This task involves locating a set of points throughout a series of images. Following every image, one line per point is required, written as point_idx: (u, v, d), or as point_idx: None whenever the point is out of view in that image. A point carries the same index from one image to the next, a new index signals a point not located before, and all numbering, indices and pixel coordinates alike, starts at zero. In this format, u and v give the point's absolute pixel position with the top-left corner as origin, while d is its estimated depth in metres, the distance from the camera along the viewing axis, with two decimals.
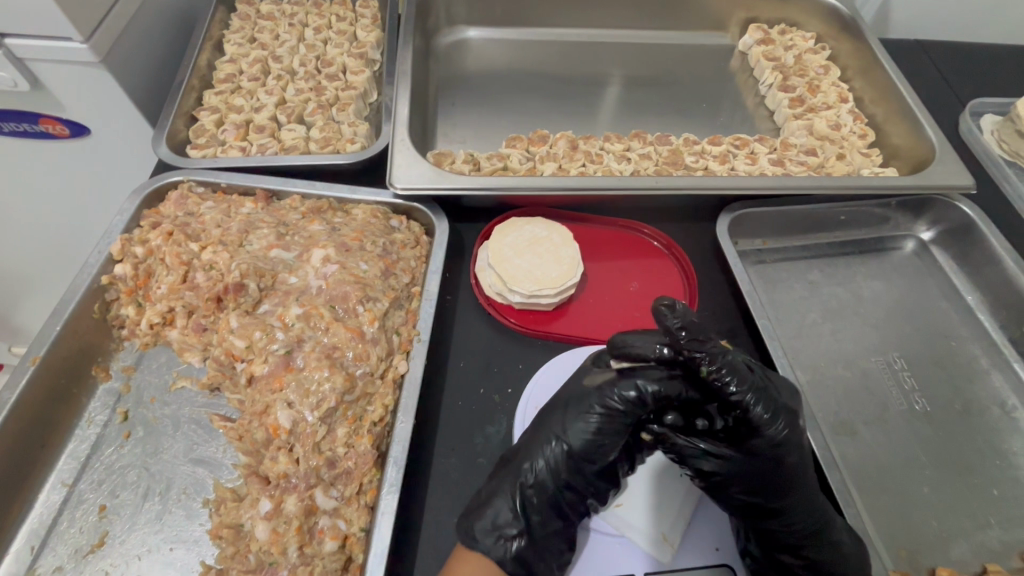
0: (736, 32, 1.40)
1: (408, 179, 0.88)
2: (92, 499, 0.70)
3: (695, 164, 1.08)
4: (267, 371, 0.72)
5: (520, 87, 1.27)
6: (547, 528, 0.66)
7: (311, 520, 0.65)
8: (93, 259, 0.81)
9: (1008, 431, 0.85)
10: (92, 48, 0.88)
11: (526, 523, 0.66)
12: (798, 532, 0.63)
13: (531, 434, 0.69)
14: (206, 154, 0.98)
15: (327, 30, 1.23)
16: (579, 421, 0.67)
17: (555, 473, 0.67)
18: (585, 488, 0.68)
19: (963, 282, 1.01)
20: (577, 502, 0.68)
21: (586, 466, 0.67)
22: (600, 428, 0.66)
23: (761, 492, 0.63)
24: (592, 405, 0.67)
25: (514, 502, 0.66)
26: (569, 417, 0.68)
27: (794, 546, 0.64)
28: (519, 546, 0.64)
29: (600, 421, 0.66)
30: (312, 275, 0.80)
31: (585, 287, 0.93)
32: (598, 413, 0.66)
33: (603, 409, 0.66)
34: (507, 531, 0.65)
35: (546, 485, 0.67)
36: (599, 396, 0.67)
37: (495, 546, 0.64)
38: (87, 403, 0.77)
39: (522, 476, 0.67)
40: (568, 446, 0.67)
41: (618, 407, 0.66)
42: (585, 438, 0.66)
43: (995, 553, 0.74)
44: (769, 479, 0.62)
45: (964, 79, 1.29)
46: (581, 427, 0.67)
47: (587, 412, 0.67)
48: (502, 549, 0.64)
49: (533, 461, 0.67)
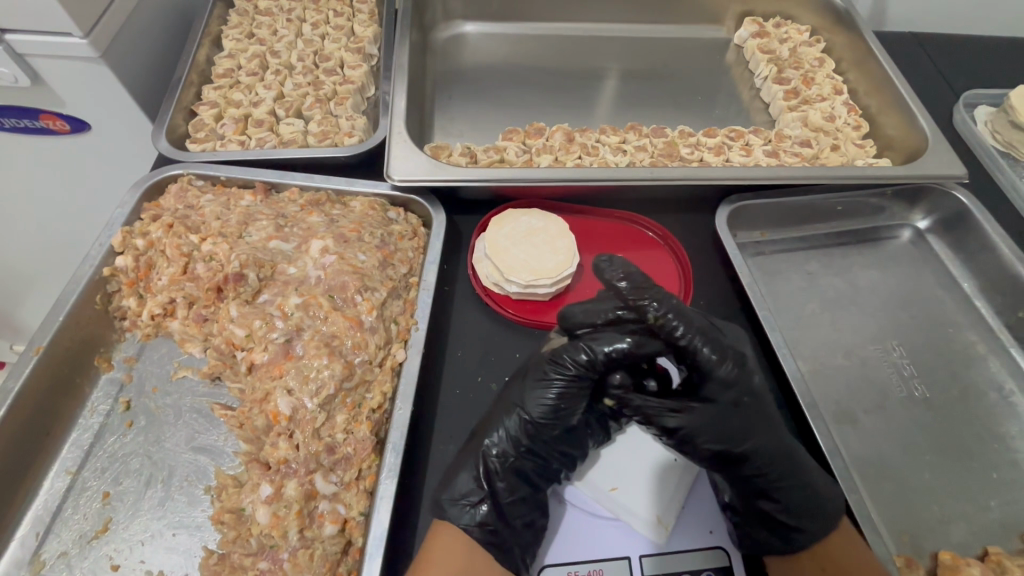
0: (732, 26, 1.41)
1: (405, 171, 0.89)
2: (96, 486, 0.71)
3: (690, 156, 1.09)
4: (267, 359, 0.73)
5: (518, 80, 1.28)
6: (513, 494, 0.68)
7: (311, 504, 0.66)
8: (94, 252, 0.82)
9: (1005, 415, 0.86)
10: (91, 44, 0.89)
11: (490, 490, 0.67)
12: (771, 475, 0.67)
13: (496, 406, 0.73)
14: (206, 148, 0.99)
15: (325, 25, 1.23)
16: (537, 387, 0.70)
17: (517, 439, 0.70)
18: (548, 454, 0.70)
19: (960, 270, 1.02)
20: (541, 468, 0.70)
21: (546, 430, 0.70)
22: (557, 394, 0.69)
23: (725, 440, 0.65)
24: (548, 373, 0.70)
25: (478, 471, 0.68)
26: (529, 384, 0.71)
27: (763, 490, 0.67)
28: (484, 512, 0.66)
29: (559, 388, 0.70)
30: (310, 265, 0.80)
31: (581, 277, 0.94)
32: (555, 380, 0.70)
33: (563, 375, 0.70)
34: (472, 499, 0.67)
35: (509, 451, 0.69)
36: (553, 364, 0.70)
37: (461, 514, 0.66)
38: (90, 393, 0.78)
39: (487, 446, 0.69)
40: (528, 413, 0.70)
41: (573, 372, 0.69)
42: (544, 405, 0.69)
43: (995, 536, 0.75)
44: (726, 426, 0.66)
45: (959, 70, 1.30)
46: (537, 393, 0.70)
47: (543, 380, 0.70)
48: (469, 517, 0.66)
49: (496, 429, 0.70)
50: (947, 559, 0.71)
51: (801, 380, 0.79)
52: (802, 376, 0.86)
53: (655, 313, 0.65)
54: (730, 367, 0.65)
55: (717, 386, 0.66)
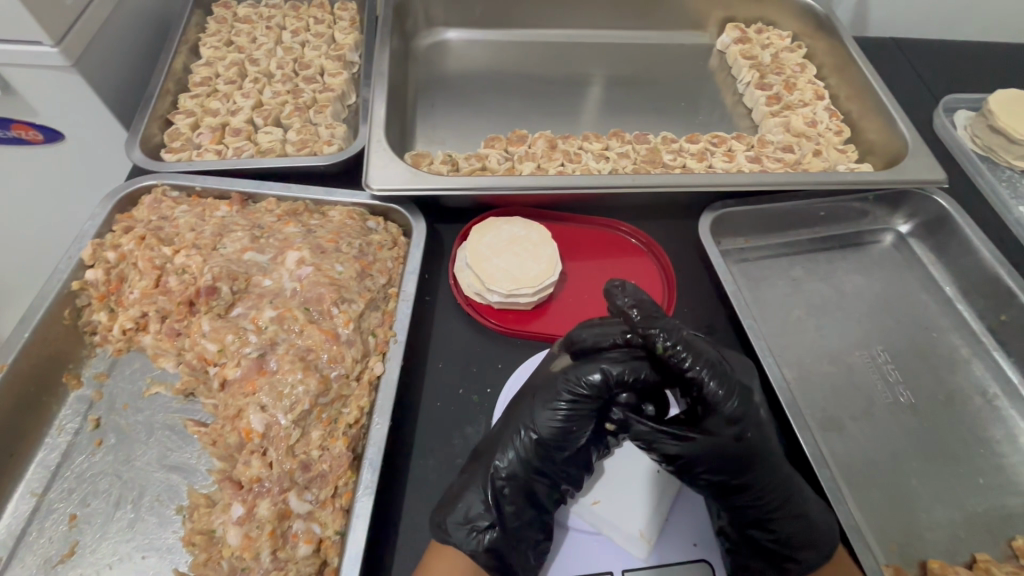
0: (715, 32, 1.41)
1: (385, 180, 0.88)
2: (62, 508, 0.69)
3: (673, 162, 1.08)
4: (240, 374, 0.71)
5: (501, 88, 1.28)
6: (522, 518, 0.66)
7: (284, 524, 0.64)
8: (63, 265, 0.80)
9: (989, 419, 0.86)
10: (62, 53, 0.87)
11: (498, 514, 0.65)
12: (765, 506, 0.65)
13: (502, 423, 0.71)
14: (181, 158, 0.97)
15: (305, 33, 1.22)
16: (546, 408, 0.68)
17: (527, 461, 0.68)
18: (557, 473, 0.68)
19: (942, 273, 1.02)
20: (552, 488, 0.68)
21: (559, 452, 0.68)
22: (565, 415, 0.68)
23: (725, 470, 0.64)
24: (557, 391, 0.68)
25: (486, 494, 0.66)
26: (537, 405, 0.69)
27: (758, 519, 0.66)
28: (492, 537, 0.64)
29: (566, 408, 0.68)
30: (286, 277, 0.79)
31: (564, 286, 0.93)
32: (564, 399, 0.68)
33: (571, 390, 0.68)
34: (479, 524, 0.65)
35: (519, 472, 0.67)
36: (564, 377, 0.69)
37: (467, 539, 0.64)
38: (58, 411, 0.76)
39: (496, 468, 0.67)
40: (536, 432, 0.68)
41: (584, 394, 0.68)
42: (553, 426, 0.68)
43: (983, 541, 0.75)
44: (729, 458, 0.63)
45: (939, 75, 1.31)
46: (546, 413, 0.68)
47: (553, 400, 0.68)
48: (475, 542, 0.64)
49: (505, 452, 0.68)
50: (935, 566, 0.70)
51: (786, 389, 0.79)
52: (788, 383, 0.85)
53: (663, 342, 0.65)
54: (736, 403, 0.63)
55: (719, 422, 0.63)
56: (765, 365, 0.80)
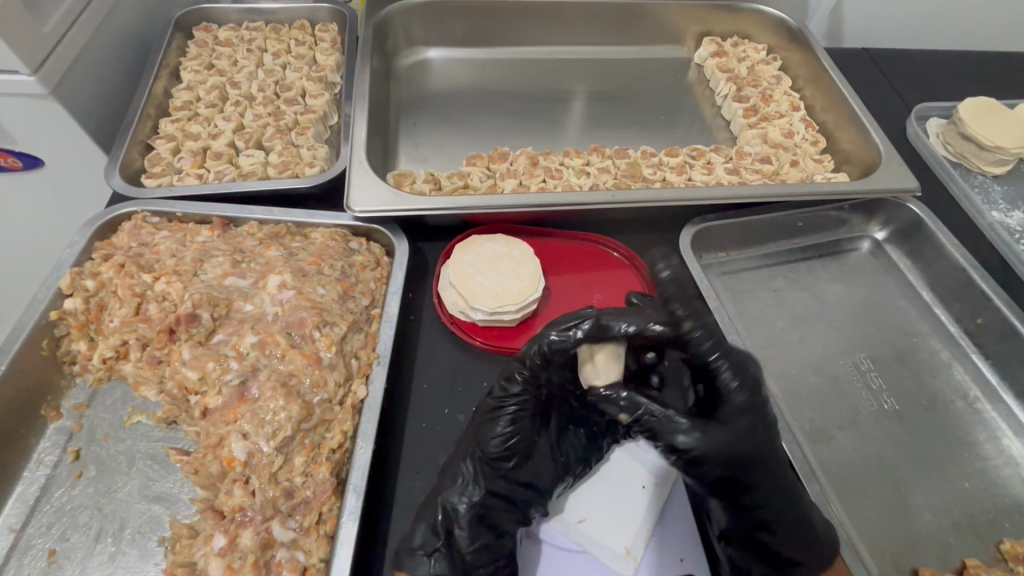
0: (692, 45, 1.43)
1: (366, 202, 0.88)
2: (41, 543, 0.68)
3: (653, 176, 1.10)
4: (221, 403, 0.70)
5: (483, 105, 1.29)
6: (475, 543, 0.64)
7: (267, 553, 0.63)
8: (41, 294, 0.79)
9: (971, 422, 0.87)
10: (40, 81, 0.87)
11: (448, 539, 0.64)
12: (772, 509, 0.64)
13: (455, 449, 0.71)
14: (162, 183, 0.97)
15: (286, 55, 1.22)
16: (487, 423, 0.68)
17: (477, 481, 0.66)
18: (511, 489, 0.68)
19: (919, 278, 1.04)
20: (508, 511, 0.67)
21: (506, 464, 0.68)
22: (508, 424, 0.68)
23: (735, 466, 0.63)
24: (498, 403, 0.68)
25: (436, 520, 0.65)
26: (479, 422, 0.69)
27: (762, 522, 0.65)
28: (440, 564, 0.62)
29: (510, 416, 0.68)
30: (268, 301, 0.79)
31: (548, 301, 0.93)
32: (506, 410, 0.68)
33: (514, 401, 0.68)
34: (428, 549, 0.64)
35: (469, 496, 0.66)
36: (498, 393, 0.69)
37: (417, 566, 0.63)
38: (36, 443, 0.75)
39: (447, 494, 0.66)
40: (483, 451, 0.67)
41: (523, 397, 0.68)
42: (496, 438, 0.67)
43: (972, 545, 0.76)
44: (742, 450, 0.63)
45: (911, 84, 1.34)
46: (488, 428, 0.68)
47: (495, 413, 0.68)
48: (425, 567, 0.62)
49: (456, 478, 0.67)
50: None
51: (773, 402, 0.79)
52: (774, 397, 0.86)
53: (691, 322, 0.68)
54: (747, 395, 0.66)
55: (734, 410, 0.66)
56: None
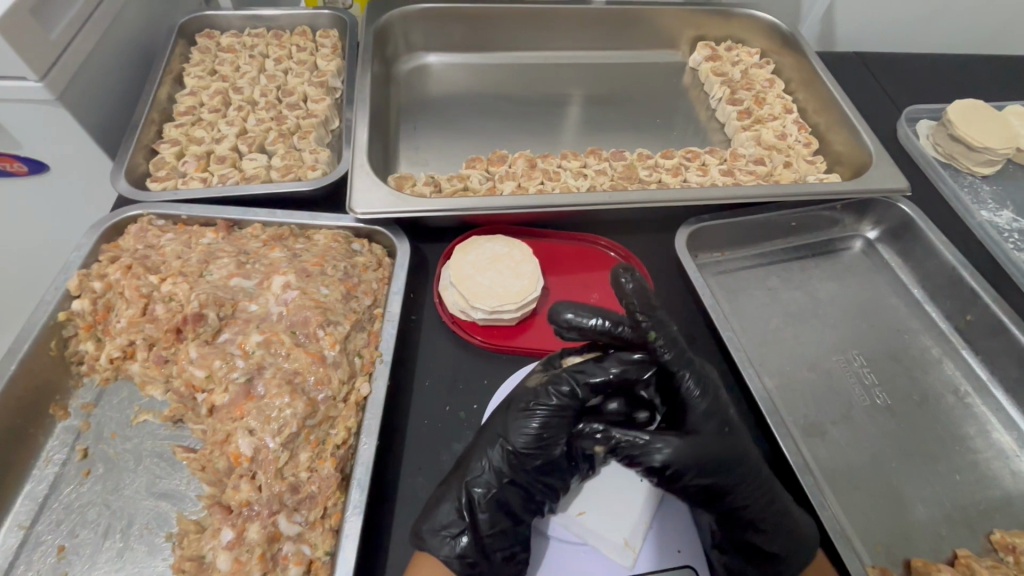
0: (687, 50, 1.46)
1: (368, 204, 0.90)
2: (51, 540, 0.69)
3: (649, 178, 1.12)
4: (228, 400, 0.72)
5: (481, 109, 1.31)
6: (494, 527, 0.67)
7: (274, 547, 0.65)
8: (49, 296, 0.80)
9: (962, 416, 0.89)
10: (47, 86, 0.88)
11: (471, 521, 0.67)
12: (754, 507, 0.67)
13: (478, 437, 0.72)
14: (167, 187, 0.99)
15: (288, 60, 1.24)
16: (519, 418, 0.70)
17: (499, 470, 0.69)
18: (531, 484, 0.69)
19: (910, 276, 1.06)
20: (526, 499, 0.69)
21: (531, 460, 0.69)
22: (541, 423, 0.69)
23: (712, 472, 0.66)
24: (531, 404, 0.70)
25: (460, 502, 0.67)
26: (511, 416, 0.71)
27: (747, 522, 0.67)
28: (465, 544, 0.66)
29: (542, 417, 0.69)
30: (272, 301, 0.80)
31: (547, 301, 0.95)
32: (539, 410, 0.70)
33: (544, 407, 0.70)
34: (453, 530, 0.66)
35: (491, 483, 0.68)
36: (533, 394, 0.71)
37: (440, 546, 0.65)
38: (44, 442, 0.76)
39: (470, 478, 0.69)
40: (511, 443, 0.69)
41: (555, 404, 0.70)
42: (527, 434, 0.69)
43: (963, 536, 0.78)
44: (716, 458, 0.66)
45: (901, 87, 1.36)
46: (520, 422, 0.70)
47: (527, 411, 0.70)
48: (448, 548, 0.65)
49: (479, 462, 0.70)
50: (919, 564, 0.72)
51: (767, 398, 0.81)
52: (769, 393, 0.88)
53: (654, 333, 0.69)
54: (710, 402, 0.70)
55: (699, 416, 0.69)
56: (746, 376, 0.83)
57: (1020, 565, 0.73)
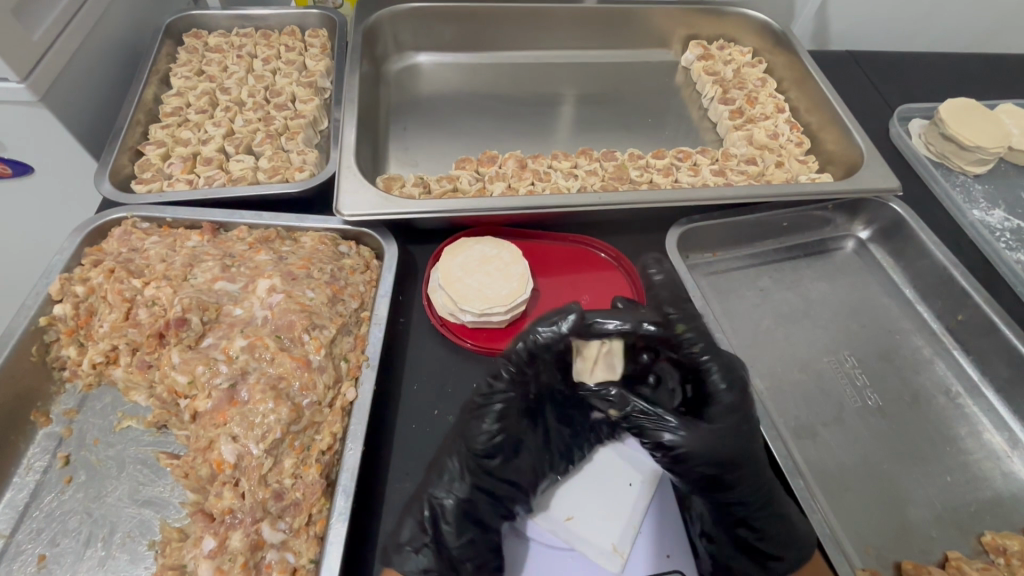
0: (679, 48, 1.45)
1: (355, 206, 0.89)
2: (30, 549, 0.68)
3: (640, 178, 1.11)
4: (211, 406, 0.71)
5: (472, 109, 1.30)
6: (462, 537, 0.65)
7: (257, 555, 0.64)
8: (30, 301, 0.79)
9: (953, 417, 0.89)
10: (30, 88, 0.87)
11: (436, 534, 0.65)
12: (751, 505, 0.66)
13: (438, 448, 0.70)
14: (152, 189, 0.98)
15: (276, 60, 1.23)
16: (474, 421, 0.69)
17: (464, 480, 0.67)
18: (495, 486, 0.68)
19: (902, 276, 1.06)
20: (492, 505, 0.68)
21: (489, 462, 0.68)
22: (493, 422, 0.68)
23: (721, 464, 0.64)
24: (485, 398, 0.70)
25: (421, 516, 0.66)
26: (465, 420, 0.70)
27: (743, 519, 0.67)
28: (428, 559, 0.64)
29: (495, 414, 0.68)
30: (257, 305, 0.79)
31: (537, 303, 0.94)
32: (493, 409, 0.68)
33: (500, 395, 0.69)
34: (416, 544, 0.64)
35: (455, 493, 0.67)
36: (482, 391, 0.70)
37: (405, 561, 0.63)
38: (26, 449, 0.75)
39: (433, 490, 0.67)
40: (468, 449, 0.68)
41: (511, 389, 0.70)
42: (482, 434, 0.68)
43: (954, 538, 0.77)
44: (726, 450, 0.64)
45: (893, 86, 1.36)
46: (474, 426, 0.68)
47: (481, 411, 0.69)
48: (412, 563, 0.63)
49: (441, 474, 0.68)
50: (909, 566, 0.72)
51: (758, 400, 0.80)
52: (760, 394, 0.87)
53: (683, 325, 0.72)
54: (736, 396, 0.68)
55: (722, 410, 0.68)
56: None
57: (1011, 567, 0.73)
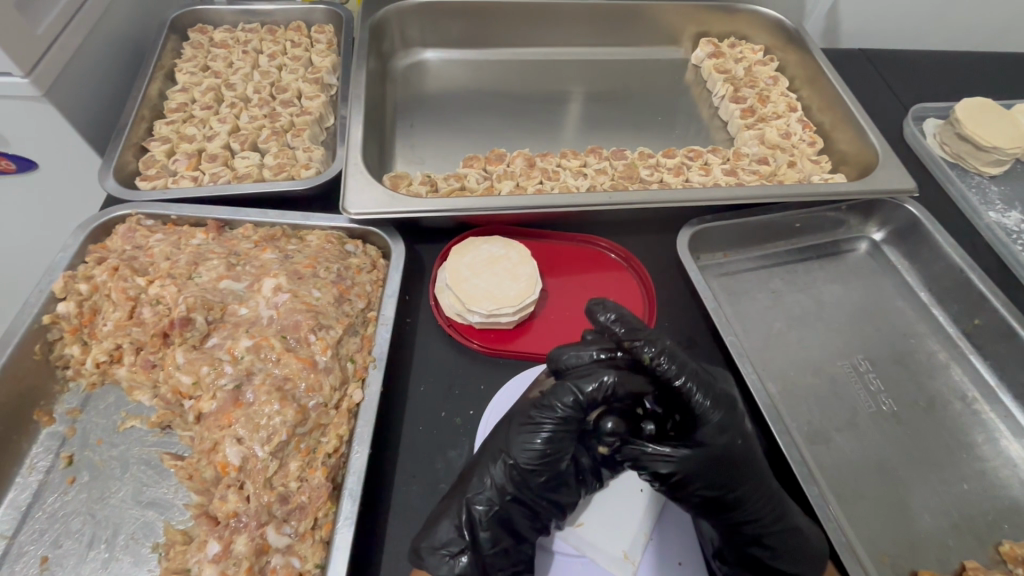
0: (689, 46, 1.43)
1: (361, 204, 0.87)
2: (33, 551, 0.67)
3: (650, 177, 1.10)
4: (215, 407, 0.70)
5: (480, 106, 1.28)
6: (495, 545, 0.65)
7: (262, 559, 0.63)
8: (33, 299, 0.78)
9: (969, 423, 0.87)
10: (34, 83, 0.86)
11: (471, 540, 0.65)
12: (763, 522, 0.65)
13: (480, 452, 0.70)
14: (157, 185, 0.97)
15: (281, 56, 1.22)
16: (523, 433, 0.67)
17: (503, 487, 0.66)
18: (536, 502, 0.67)
19: (916, 279, 1.04)
20: (530, 517, 0.67)
21: (535, 477, 0.66)
22: (544, 438, 0.66)
23: (719, 485, 0.64)
24: (536, 417, 0.67)
25: (459, 520, 0.65)
26: (514, 430, 0.68)
27: (755, 537, 0.65)
28: (464, 564, 0.64)
29: (548, 431, 0.66)
30: (263, 305, 0.78)
31: (545, 304, 0.93)
32: (542, 424, 0.66)
33: (551, 418, 0.66)
34: (452, 549, 0.64)
35: (494, 501, 0.66)
36: (536, 407, 0.67)
37: (439, 564, 0.64)
38: (28, 449, 0.74)
39: (471, 495, 0.66)
40: (515, 459, 0.66)
41: (562, 415, 0.66)
42: (532, 450, 0.66)
43: (972, 548, 0.76)
44: (722, 469, 0.63)
45: (908, 85, 1.34)
46: (524, 438, 0.66)
47: (531, 424, 0.67)
48: (448, 567, 0.63)
49: (480, 479, 0.67)
50: None
51: (771, 406, 0.79)
52: (773, 399, 0.86)
53: (648, 354, 0.66)
54: (722, 413, 0.64)
55: (712, 431, 0.64)
56: (750, 382, 0.80)
57: None
